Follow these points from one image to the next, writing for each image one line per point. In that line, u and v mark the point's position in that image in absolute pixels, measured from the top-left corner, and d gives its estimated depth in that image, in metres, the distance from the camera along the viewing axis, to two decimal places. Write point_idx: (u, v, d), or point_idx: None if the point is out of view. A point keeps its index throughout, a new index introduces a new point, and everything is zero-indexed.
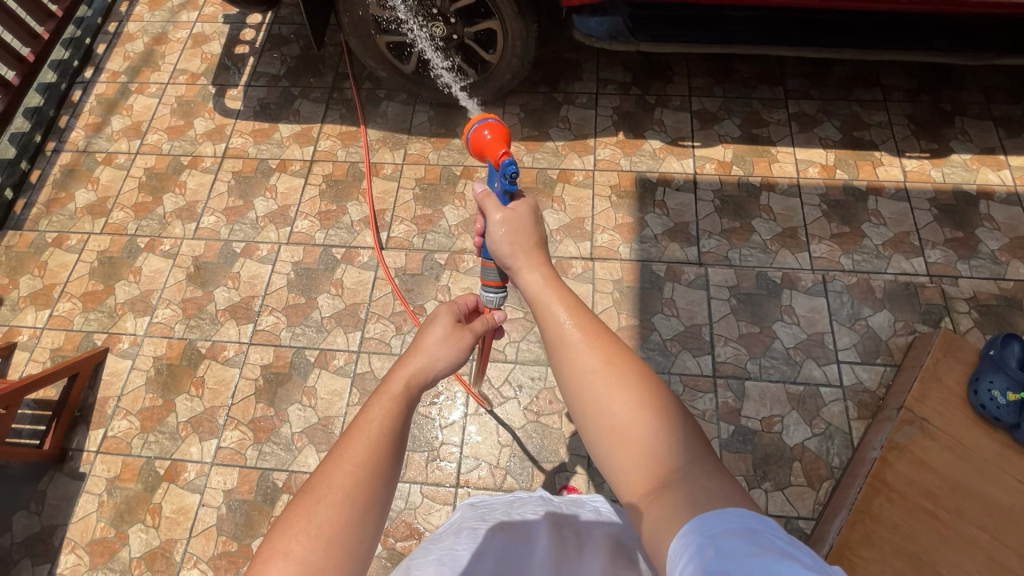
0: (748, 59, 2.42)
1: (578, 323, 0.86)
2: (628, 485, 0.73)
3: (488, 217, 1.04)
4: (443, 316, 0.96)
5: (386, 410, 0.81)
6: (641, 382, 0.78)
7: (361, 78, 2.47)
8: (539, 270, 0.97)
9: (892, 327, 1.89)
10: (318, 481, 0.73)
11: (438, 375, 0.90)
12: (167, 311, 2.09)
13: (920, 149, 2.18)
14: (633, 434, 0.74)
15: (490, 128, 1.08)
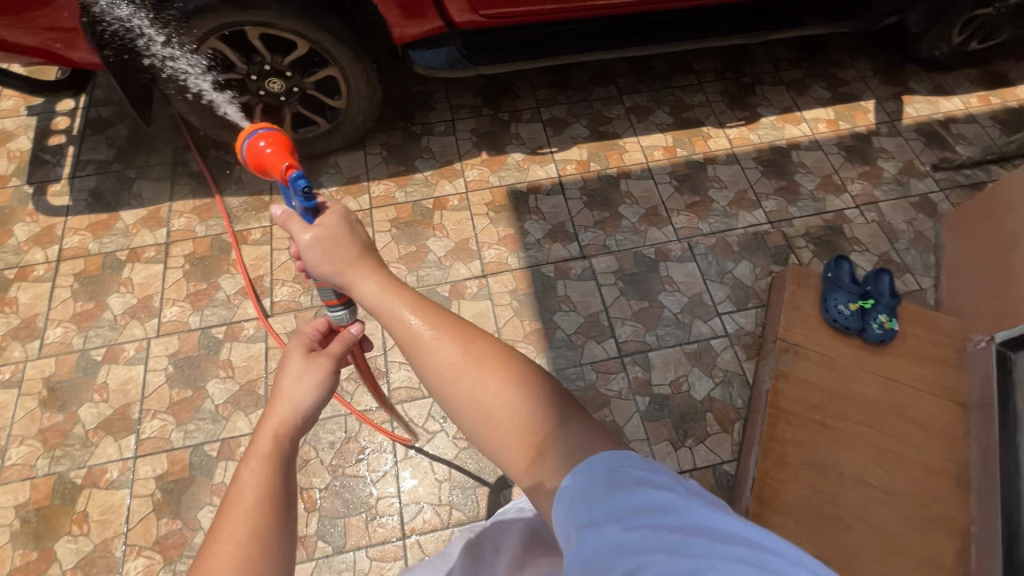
0: (580, 67, 2.65)
1: (428, 322, 0.91)
2: (515, 460, 0.80)
3: (297, 240, 1.01)
4: (297, 355, 0.99)
5: (259, 471, 0.81)
6: (497, 362, 0.85)
7: (204, 146, 2.32)
8: (371, 278, 0.99)
9: (753, 273, 2.14)
10: (202, 564, 0.71)
11: (307, 414, 0.93)
12: (24, 448, 1.80)
13: (737, 118, 2.52)
14: (504, 412, 0.80)
15: (266, 139, 1.06)
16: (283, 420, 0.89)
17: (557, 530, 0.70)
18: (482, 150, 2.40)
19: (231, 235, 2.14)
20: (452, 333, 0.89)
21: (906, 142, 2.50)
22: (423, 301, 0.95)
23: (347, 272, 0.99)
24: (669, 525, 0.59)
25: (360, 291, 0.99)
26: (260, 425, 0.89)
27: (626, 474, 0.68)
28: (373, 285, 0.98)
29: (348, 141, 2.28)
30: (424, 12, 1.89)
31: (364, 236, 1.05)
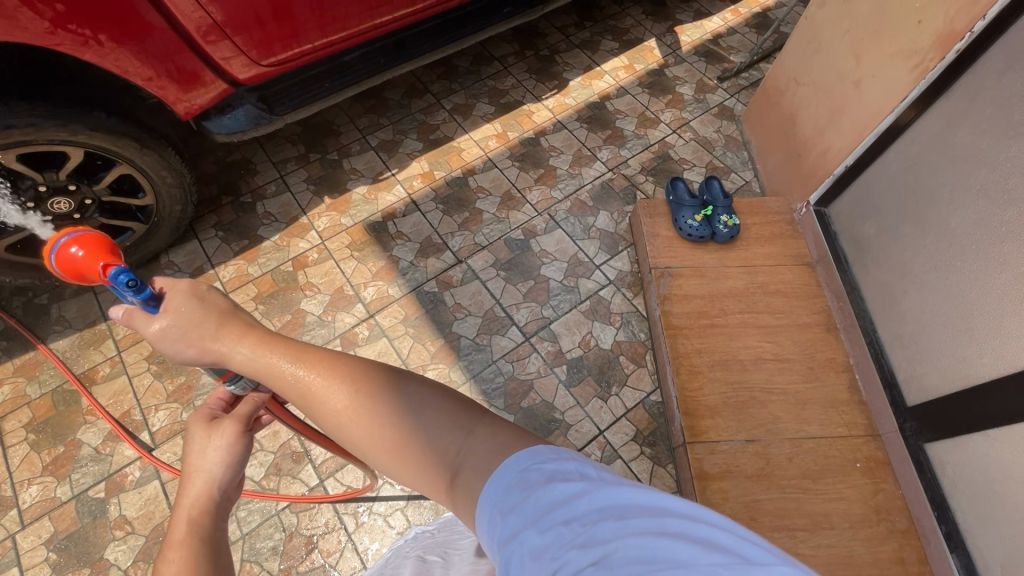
0: (390, 85, 2.65)
1: (314, 373, 0.92)
2: (432, 485, 0.82)
3: (146, 331, 1.03)
4: (199, 425, 0.94)
5: (182, 557, 0.75)
6: (390, 393, 0.88)
7: (4, 299, 1.99)
8: (242, 342, 0.99)
9: (613, 219, 2.29)
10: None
11: (224, 486, 0.88)
12: None
13: (549, 89, 2.68)
14: (412, 433, 0.84)
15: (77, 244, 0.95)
16: (199, 496, 0.85)
17: (485, 545, 0.71)
18: (323, 195, 2.32)
19: (74, 382, 1.86)
20: (341, 378, 0.91)
21: (692, 66, 2.82)
22: (305, 352, 0.96)
23: (214, 345, 0.99)
24: (582, 513, 0.62)
25: (235, 360, 0.99)
26: (175, 508, 0.84)
27: (536, 474, 0.70)
28: (246, 348, 0.99)
29: (175, 231, 2.08)
30: (200, 77, 1.76)
31: (220, 304, 1.06)
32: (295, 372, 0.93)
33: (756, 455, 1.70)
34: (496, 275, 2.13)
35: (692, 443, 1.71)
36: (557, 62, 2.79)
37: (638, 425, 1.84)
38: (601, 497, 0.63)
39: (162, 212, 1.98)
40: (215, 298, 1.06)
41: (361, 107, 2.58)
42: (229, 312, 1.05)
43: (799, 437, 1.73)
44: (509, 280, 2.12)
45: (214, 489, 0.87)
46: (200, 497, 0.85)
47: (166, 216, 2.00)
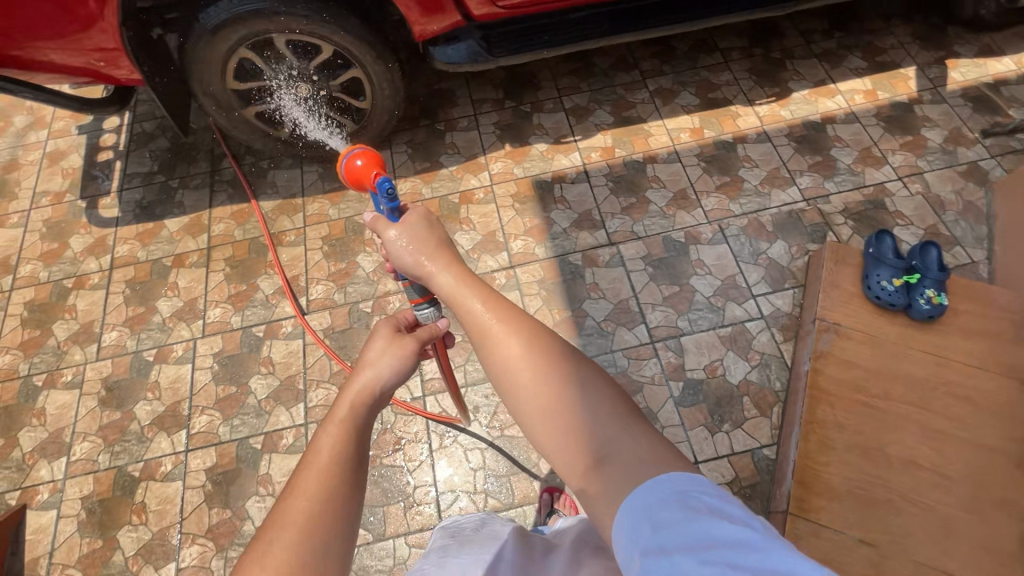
0: (601, 53, 2.62)
1: (499, 320, 0.95)
2: (571, 463, 0.83)
3: (385, 238, 1.11)
4: (384, 329, 1.02)
5: (336, 436, 0.81)
6: (569, 367, 0.88)
7: (240, 155, 2.43)
8: (451, 271, 1.06)
9: (787, 252, 2.06)
10: (270, 523, 0.71)
11: (386, 386, 0.93)
12: (85, 444, 1.88)
13: (766, 95, 2.44)
14: (571, 410, 0.84)
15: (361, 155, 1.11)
16: (363, 389, 0.89)
17: (621, 548, 0.70)
18: (505, 141, 2.41)
19: (268, 238, 2.22)
20: (521, 331, 0.93)
21: (952, 109, 2.36)
22: (496, 297, 0.99)
23: (426, 263, 1.07)
24: (747, 564, 0.58)
25: (438, 282, 1.06)
26: (342, 390, 0.90)
27: (697, 501, 0.68)
28: (452, 277, 1.05)
29: (376, 138, 2.32)
30: (443, 6, 1.91)
31: (443, 235, 1.12)
32: (482, 313, 0.97)
33: (865, 561, 1.48)
34: (642, 270, 2.06)
35: (795, 515, 1.54)
36: (786, 68, 2.52)
37: (739, 472, 1.70)
38: (773, 557, 0.58)
39: (371, 119, 2.22)
40: (441, 228, 1.13)
41: (567, 67, 2.59)
42: (447, 242, 1.11)
43: (929, 566, 1.47)
44: (654, 279, 2.04)
45: (379, 387, 0.92)
46: (367, 387, 0.90)
47: (372, 124, 2.24)
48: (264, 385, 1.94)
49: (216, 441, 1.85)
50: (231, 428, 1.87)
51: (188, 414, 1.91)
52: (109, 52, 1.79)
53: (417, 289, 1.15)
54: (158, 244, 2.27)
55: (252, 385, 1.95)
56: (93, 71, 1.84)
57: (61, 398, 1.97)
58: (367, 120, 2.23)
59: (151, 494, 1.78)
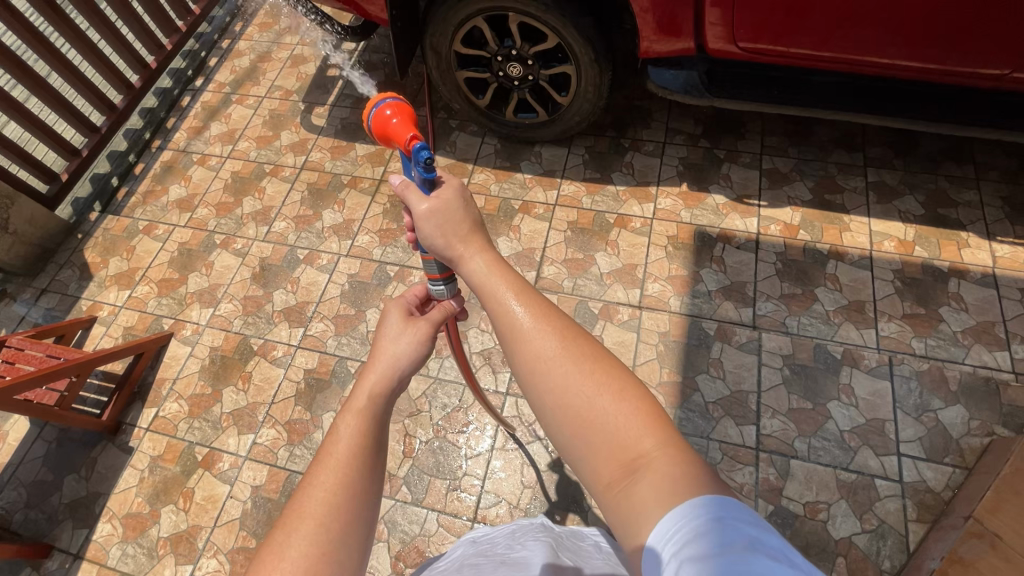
0: (827, 122, 2.35)
1: (528, 311, 0.81)
2: (596, 473, 0.72)
3: (414, 212, 0.94)
4: (395, 313, 0.92)
5: (355, 428, 0.78)
6: (601, 371, 0.75)
7: (436, 108, 2.60)
8: (479, 252, 0.89)
9: (963, 424, 1.71)
10: (287, 516, 0.70)
11: (406, 374, 0.86)
12: (229, 305, 2.18)
13: (1014, 234, 2.02)
14: (605, 425, 0.72)
15: (392, 108, 0.99)
16: (382, 377, 0.83)
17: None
18: (684, 179, 2.28)
19: None
20: (553, 329, 0.80)
21: None
22: (524, 284, 0.85)
23: (457, 245, 0.90)
24: None
25: (465, 267, 0.90)
26: (358, 378, 0.84)
27: (732, 531, 0.58)
28: (483, 261, 0.88)
29: (559, 135, 2.33)
30: (680, 31, 1.83)
31: (476, 212, 0.95)
32: (508, 305, 0.82)
33: None
34: (776, 368, 1.85)
35: None
36: None
37: None
38: None
39: (563, 116, 2.23)
40: (472, 205, 0.95)
41: (783, 126, 2.36)
42: (480, 223, 0.94)
43: None
44: (786, 384, 1.82)
45: (397, 374, 0.85)
46: (383, 376, 0.84)
47: (562, 121, 2.25)
48: (377, 320, 2.09)
49: (321, 350, 2.04)
50: (337, 344, 2.05)
51: (310, 316, 2.12)
52: None
53: (435, 265, 1.01)
54: (343, 162, 2.52)
55: (368, 315, 2.10)
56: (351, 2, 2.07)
57: (225, 259, 2.31)
58: (559, 116, 2.24)
59: (259, 368, 2.03)
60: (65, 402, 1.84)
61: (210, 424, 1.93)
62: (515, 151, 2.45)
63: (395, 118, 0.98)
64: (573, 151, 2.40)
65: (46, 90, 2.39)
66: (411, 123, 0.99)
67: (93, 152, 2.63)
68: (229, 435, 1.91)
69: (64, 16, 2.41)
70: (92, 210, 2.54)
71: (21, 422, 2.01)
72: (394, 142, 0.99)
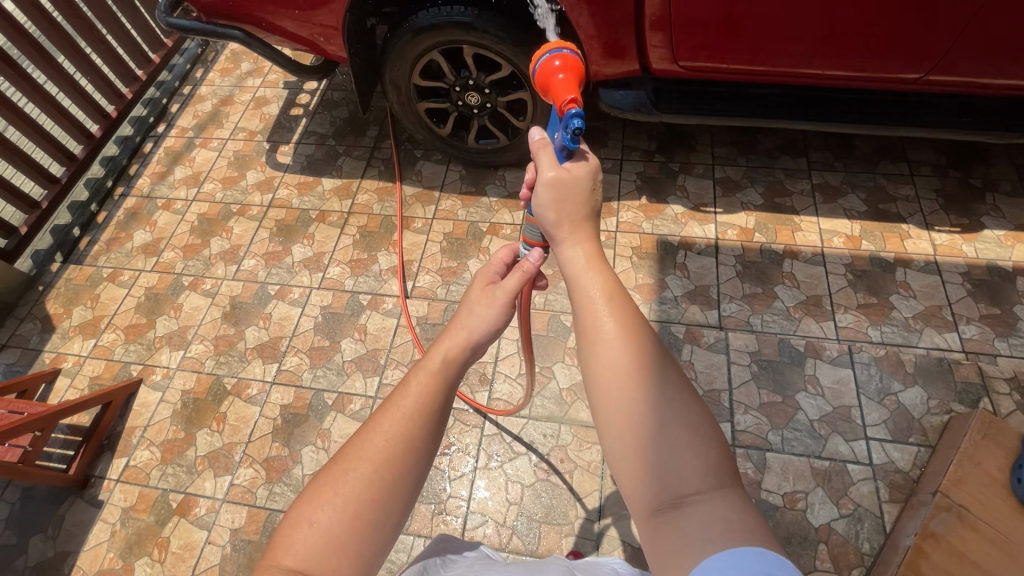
0: (771, 132, 2.50)
1: (620, 325, 0.79)
2: (637, 495, 0.73)
3: (539, 174, 0.94)
4: (478, 285, 0.94)
5: (425, 389, 0.82)
6: (680, 402, 0.74)
7: (400, 140, 2.67)
8: (582, 248, 0.88)
9: (922, 404, 1.79)
10: (350, 454, 0.77)
11: (478, 346, 0.88)
12: (200, 347, 2.15)
13: (950, 224, 2.16)
14: (667, 456, 0.72)
15: (565, 64, 1.04)
16: (456, 347, 0.85)
17: None
18: (642, 193, 2.38)
19: (398, 219, 2.41)
20: (643, 346, 0.78)
21: None
22: (621, 291, 0.84)
23: (563, 232, 0.90)
24: None
25: (563, 256, 0.89)
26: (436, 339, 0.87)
27: None
28: (583, 255, 0.88)
29: (521, 158, 2.41)
30: (625, 54, 1.95)
31: (597, 204, 0.93)
32: (601, 309, 0.81)
33: None
34: (744, 365, 1.91)
35: None
36: (984, 201, 2.21)
37: None
38: None
39: (523, 140, 2.32)
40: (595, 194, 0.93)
41: (731, 138, 2.50)
42: (597, 217, 0.93)
43: None
44: (755, 380, 1.88)
45: (468, 349, 0.87)
46: (458, 344, 0.86)
47: (522, 144, 2.34)
48: (352, 350, 2.09)
49: (296, 384, 2.02)
50: (313, 377, 2.04)
51: (283, 350, 2.11)
52: (331, 29, 2.07)
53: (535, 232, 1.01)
54: (310, 197, 2.55)
55: (343, 346, 2.10)
56: (310, 43, 2.14)
57: (194, 301, 2.29)
58: (520, 140, 2.32)
59: (234, 407, 1.99)
60: (29, 458, 1.79)
61: (184, 469, 1.88)
62: (479, 177, 2.52)
63: (565, 74, 1.03)
64: None
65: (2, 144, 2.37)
66: (576, 85, 1.03)
67: (54, 203, 2.60)
68: (204, 478, 1.86)
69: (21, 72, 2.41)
70: (54, 261, 2.49)
71: None
72: (553, 97, 1.04)
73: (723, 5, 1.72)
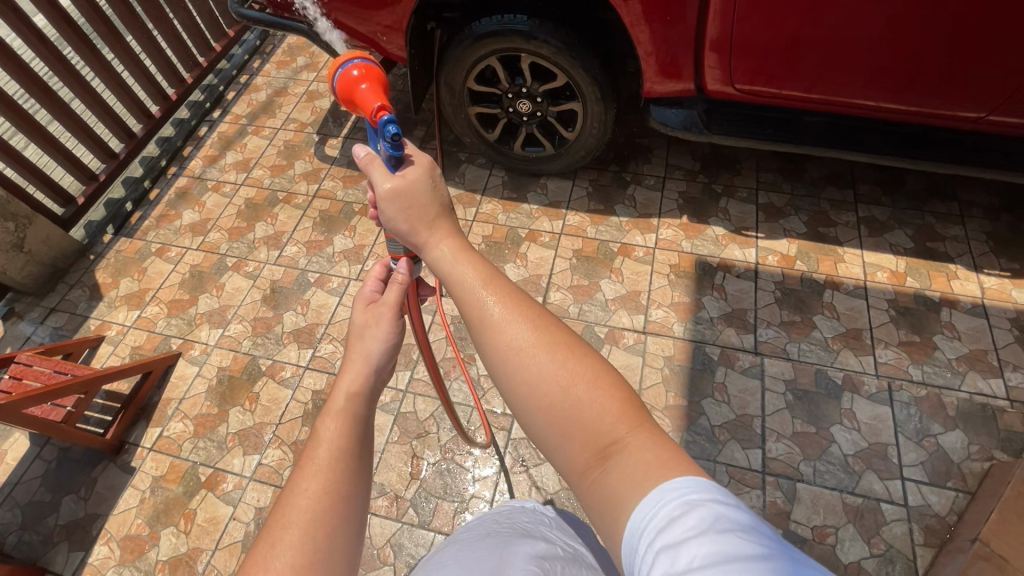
0: (818, 161, 2.48)
1: (499, 303, 0.84)
2: (570, 459, 0.76)
3: (376, 189, 0.97)
4: (361, 304, 0.96)
5: (335, 431, 0.82)
6: (574, 357, 0.78)
7: (446, 142, 2.72)
8: (446, 242, 0.94)
9: (963, 448, 1.75)
10: (274, 526, 0.74)
11: (380, 367, 0.90)
12: (239, 327, 2.20)
13: (1000, 267, 2.11)
14: (585, 412, 0.74)
15: (360, 70, 1.06)
16: (357, 379, 0.87)
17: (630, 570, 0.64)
18: (683, 211, 2.38)
19: None
20: (527, 316, 0.82)
21: None
22: (495, 275, 0.88)
23: (422, 233, 0.95)
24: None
25: (433, 257, 0.94)
26: (335, 381, 0.88)
27: (699, 508, 0.61)
28: (449, 249, 0.93)
29: (565, 168, 2.44)
30: (680, 74, 1.97)
31: (445, 197, 1.00)
32: (482, 296, 0.85)
33: None
34: (778, 392, 1.89)
35: None
36: None
37: None
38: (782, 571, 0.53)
39: (569, 150, 2.34)
40: (442, 190, 1.00)
41: (777, 164, 2.49)
42: (447, 208, 0.99)
43: None
44: (789, 408, 1.85)
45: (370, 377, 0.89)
46: (357, 378, 0.88)
47: (567, 155, 2.36)
48: None
49: (329, 371, 2.05)
50: None
51: (318, 337, 2.15)
52: (390, 28, 2.11)
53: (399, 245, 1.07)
54: (355, 190, 2.61)
55: None
56: (372, 42, 2.20)
57: (237, 281, 2.35)
58: (568, 151, 2.35)
59: (268, 388, 2.03)
60: (72, 419, 1.85)
61: (216, 444, 1.92)
62: (522, 184, 2.55)
63: (364, 83, 1.05)
64: (579, 185, 2.51)
65: (70, 117, 2.48)
66: (380, 92, 1.05)
67: (111, 177, 2.70)
68: (234, 454, 1.89)
69: (94, 50, 2.52)
70: (105, 233, 2.58)
71: (20, 441, 1.99)
72: (361, 106, 1.05)
73: (785, 31, 1.73)
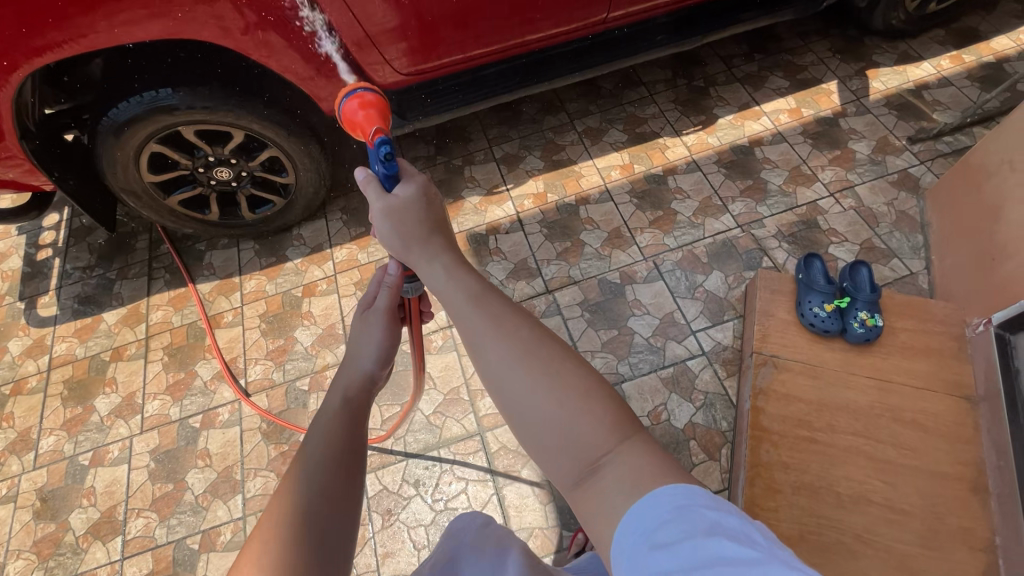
0: (529, 99, 2.65)
1: (489, 315, 0.83)
2: (561, 475, 0.74)
3: (372, 207, 0.93)
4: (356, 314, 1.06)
5: (327, 424, 0.84)
6: (568, 372, 0.77)
7: (178, 240, 2.44)
8: (439, 257, 0.92)
9: (724, 283, 2.03)
10: (263, 521, 0.72)
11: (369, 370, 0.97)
12: (20, 563, 1.81)
13: (692, 125, 2.46)
14: (575, 429, 0.73)
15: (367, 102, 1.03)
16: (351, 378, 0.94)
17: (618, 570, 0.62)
18: None
19: (205, 321, 2.21)
20: (518, 330, 0.81)
21: (877, 119, 2.36)
22: (485, 289, 0.87)
23: (414, 251, 0.92)
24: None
25: (426, 275, 0.92)
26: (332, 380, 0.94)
27: (697, 517, 0.59)
28: (442, 264, 0.91)
29: (307, 211, 2.33)
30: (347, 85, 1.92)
31: (439, 212, 0.96)
32: (469, 311, 0.84)
33: None
34: (578, 316, 2.02)
35: None
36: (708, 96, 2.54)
37: None
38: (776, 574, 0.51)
39: (298, 193, 2.23)
40: (439, 206, 0.96)
41: (497, 116, 2.62)
42: (444, 223, 0.96)
43: None
44: (592, 325, 2.00)
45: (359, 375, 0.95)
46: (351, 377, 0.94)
47: (300, 198, 2.24)
48: (200, 478, 1.89)
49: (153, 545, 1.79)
50: (170, 529, 1.82)
51: (123, 518, 1.85)
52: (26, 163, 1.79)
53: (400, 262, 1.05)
54: (95, 339, 2.24)
55: (190, 480, 1.89)
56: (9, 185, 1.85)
57: None
58: (298, 194, 2.23)
59: None
60: None
61: None
62: (275, 244, 2.39)
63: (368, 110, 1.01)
64: (332, 219, 2.42)
65: None
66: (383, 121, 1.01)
67: None
68: None
69: None
70: None
71: None
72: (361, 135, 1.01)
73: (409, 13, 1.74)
